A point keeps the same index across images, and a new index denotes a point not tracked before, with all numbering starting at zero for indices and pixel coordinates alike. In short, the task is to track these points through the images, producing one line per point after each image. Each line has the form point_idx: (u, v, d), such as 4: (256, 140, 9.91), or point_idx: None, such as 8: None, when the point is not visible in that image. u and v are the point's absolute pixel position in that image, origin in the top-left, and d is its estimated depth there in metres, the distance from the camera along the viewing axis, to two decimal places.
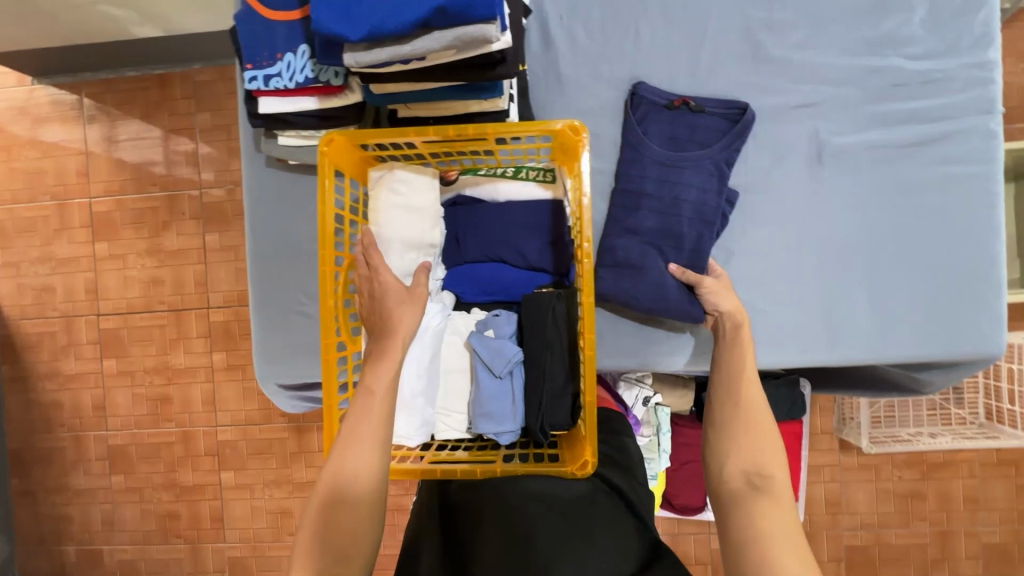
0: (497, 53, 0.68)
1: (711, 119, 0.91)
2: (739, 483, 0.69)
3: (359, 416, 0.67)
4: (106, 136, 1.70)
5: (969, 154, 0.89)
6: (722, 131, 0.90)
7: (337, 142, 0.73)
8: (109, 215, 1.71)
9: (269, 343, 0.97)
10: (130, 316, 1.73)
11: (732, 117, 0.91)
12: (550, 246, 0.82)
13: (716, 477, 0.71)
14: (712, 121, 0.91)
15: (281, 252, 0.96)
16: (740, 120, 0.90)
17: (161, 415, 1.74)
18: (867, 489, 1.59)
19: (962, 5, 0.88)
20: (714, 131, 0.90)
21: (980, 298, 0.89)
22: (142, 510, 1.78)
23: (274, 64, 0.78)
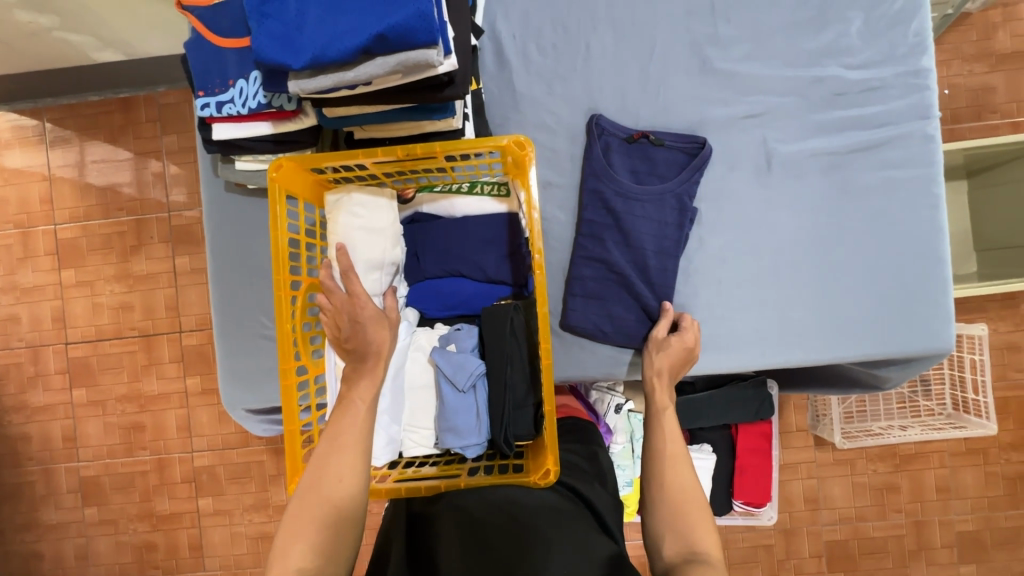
0: (444, 75, 0.69)
1: (671, 152, 0.93)
2: (677, 561, 0.67)
3: (343, 418, 0.69)
4: (69, 162, 1.68)
5: (911, 158, 0.92)
6: (681, 165, 0.93)
7: (287, 166, 0.73)
8: (74, 241, 1.69)
9: (234, 367, 0.96)
10: (99, 343, 1.70)
11: (690, 151, 0.93)
12: (507, 258, 0.83)
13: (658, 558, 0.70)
14: (671, 154, 0.93)
15: (243, 276, 0.96)
16: (697, 154, 0.92)
17: (134, 443, 1.71)
18: (843, 483, 1.62)
19: (895, 15, 0.91)
20: (673, 164, 0.93)
21: (927, 295, 0.92)
22: (117, 542, 1.73)
23: (226, 91, 0.79)
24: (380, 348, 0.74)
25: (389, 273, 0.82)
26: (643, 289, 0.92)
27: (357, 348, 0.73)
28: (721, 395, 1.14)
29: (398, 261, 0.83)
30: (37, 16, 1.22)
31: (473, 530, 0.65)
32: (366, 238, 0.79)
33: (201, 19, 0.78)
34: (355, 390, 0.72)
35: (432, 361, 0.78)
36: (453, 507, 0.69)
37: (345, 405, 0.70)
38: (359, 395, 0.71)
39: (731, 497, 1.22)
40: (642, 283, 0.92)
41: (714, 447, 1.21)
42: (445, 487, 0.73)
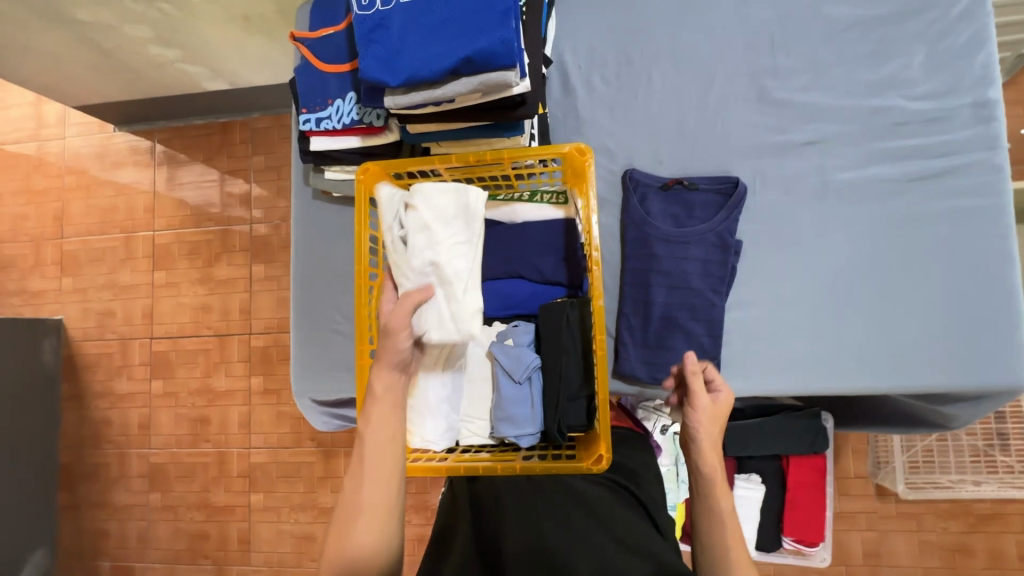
0: (517, 96, 0.77)
1: (706, 195, 0.97)
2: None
3: (374, 406, 0.70)
4: (172, 177, 1.90)
5: (977, 188, 0.91)
6: (717, 205, 0.96)
7: (373, 171, 0.83)
8: (168, 246, 1.88)
9: (306, 358, 1.05)
10: (179, 339, 1.86)
11: (725, 191, 0.96)
12: (563, 262, 0.88)
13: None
14: (706, 196, 0.96)
15: (321, 274, 1.06)
16: (732, 193, 0.95)
17: (200, 435, 1.84)
18: (907, 540, 1.51)
19: (960, 49, 0.93)
20: (710, 206, 0.96)
21: (997, 328, 0.89)
22: (175, 528, 1.84)
23: (325, 108, 0.90)
24: (398, 330, 0.71)
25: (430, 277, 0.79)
26: (690, 325, 0.93)
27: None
28: (772, 422, 1.12)
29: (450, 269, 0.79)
30: (166, 50, 1.43)
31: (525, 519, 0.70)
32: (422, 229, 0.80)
33: (310, 48, 0.91)
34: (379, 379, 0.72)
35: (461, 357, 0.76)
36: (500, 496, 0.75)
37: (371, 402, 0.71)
38: (378, 381, 0.71)
39: (781, 533, 1.17)
40: (691, 323, 0.93)
41: (763, 478, 1.18)
42: (501, 468, 0.76)
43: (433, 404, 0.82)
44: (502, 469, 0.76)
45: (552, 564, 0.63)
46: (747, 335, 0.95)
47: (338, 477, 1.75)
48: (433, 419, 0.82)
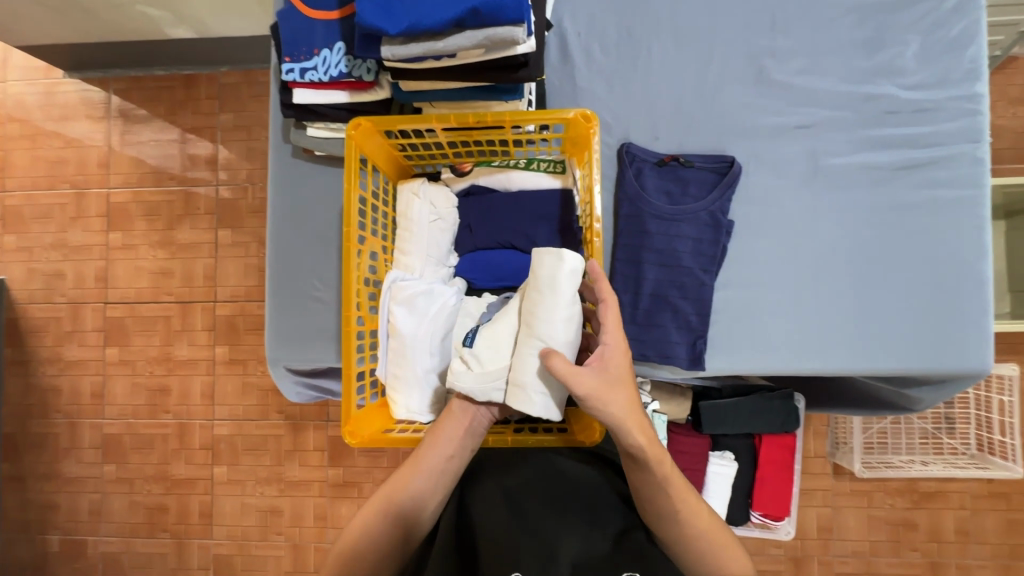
0: (521, 57, 0.73)
1: (701, 173, 0.96)
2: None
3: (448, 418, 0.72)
4: (130, 131, 1.76)
5: (959, 179, 0.94)
6: (711, 183, 0.95)
7: (363, 127, 0.78)
8: (125, 206, 1.76)
9: (281, 325, 1.00)
10: (137, 305, 1.75)
11: (720, 170, 0.96)
12: (558, 233, 0.86)
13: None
14: (701, 174, 0.96)
15: (300, 238, 1.00)
16: (727, 173, 0.95)
17: (158, 406, 1.75)
18: (858, 515, 1.60)
19: (953, 41, 0.94)
20: (704, 184, 0.95)
21: (968, 316, 0.92)
22: (131, 501, 1.77)
23: (311, 58, 0.84)
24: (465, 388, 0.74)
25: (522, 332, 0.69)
26: (678, 304, 0.93)
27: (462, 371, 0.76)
28: (747, 403, 1.14)
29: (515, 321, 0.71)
30: None
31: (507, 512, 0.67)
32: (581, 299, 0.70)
33: None
34: (449, 422, 0.72)
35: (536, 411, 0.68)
36: (486, 478, 0.73)
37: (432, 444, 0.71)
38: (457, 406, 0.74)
39: (749, 508, 1.22)
40: (680, 301, 0.93)
41: (735, 455, 1.21)
42: (493, 440, 0.79)
43: (424, 379, 0.80)
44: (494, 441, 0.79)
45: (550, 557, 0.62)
46: (734, 315, 0.96)
47: (307, 450, 1.71)
48: (420, 390, 0.80)
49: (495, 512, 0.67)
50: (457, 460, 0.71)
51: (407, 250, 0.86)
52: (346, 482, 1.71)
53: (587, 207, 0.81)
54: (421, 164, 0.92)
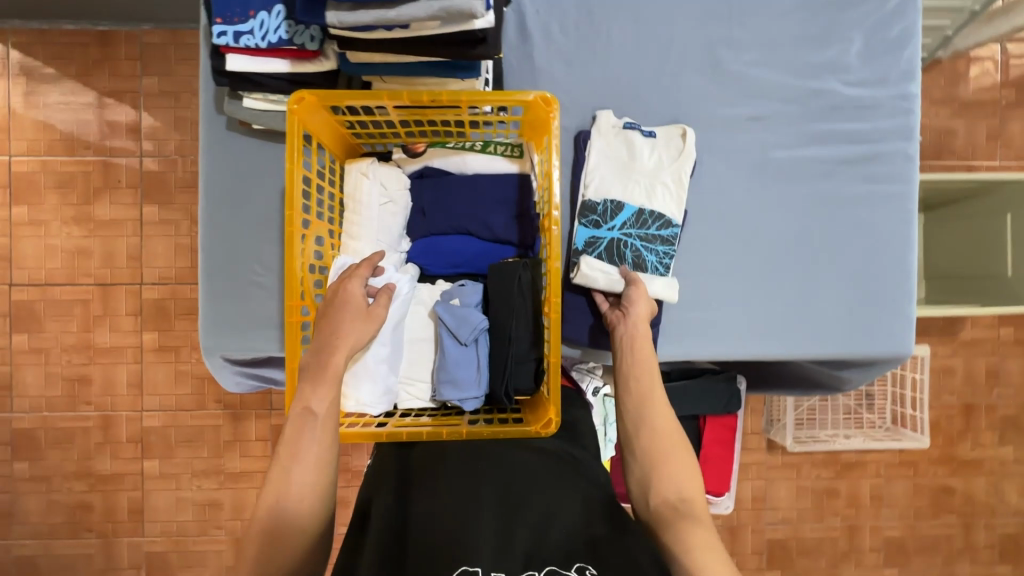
0: (479, 32, 0.70)
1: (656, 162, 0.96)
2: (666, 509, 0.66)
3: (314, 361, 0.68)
4: (34, 92, 1.56)
5: (892, 175, 0.99)
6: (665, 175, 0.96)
7: (308, 102, 0.72)
8: (31, 176, 1.57)
9: (217, 311, 0.93)
10: (49, 287, 1.58)
11: None
12: (515, 220, 0.84)
13: (641, 501, 0.69)
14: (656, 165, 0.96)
15: (239, 219, 0.93)
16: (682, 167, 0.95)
17: (78, 397, 1.60)
18: (788, 486, 1.71)
19: (892, 42, 0.99)
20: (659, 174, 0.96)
21: (894, 303, 0.99)
22: (48, 501, 1.62)
23: (246, 21, 0.77)
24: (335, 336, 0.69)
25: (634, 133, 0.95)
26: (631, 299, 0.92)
27: (320, 340, 0.69)
28: (694, 386, 1.19)
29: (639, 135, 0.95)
30: None
31: (453, 505, 0.64)
32: (653, 265, 0.93)
33: None
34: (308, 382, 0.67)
35: (584, 197, 0.95)
36: (429, 479, 0.69)
37: (295, 418, 0.65)
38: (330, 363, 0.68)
39: None
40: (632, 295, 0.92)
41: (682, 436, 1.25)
42: (446, 433, 0.75)
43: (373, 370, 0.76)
44: (448, 434, 0.75)
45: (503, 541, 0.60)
46: (684, 301, 0.98)
47: (249, 440, 1.63)
48: (371, 382, 0.76)
49: (440, 506, 0.64)
50: (331, 422, 0.66)
51: (355, 234, 0.82)
52: None
53: (546, 194, 0.80)
54: (371, 143, 0.88)
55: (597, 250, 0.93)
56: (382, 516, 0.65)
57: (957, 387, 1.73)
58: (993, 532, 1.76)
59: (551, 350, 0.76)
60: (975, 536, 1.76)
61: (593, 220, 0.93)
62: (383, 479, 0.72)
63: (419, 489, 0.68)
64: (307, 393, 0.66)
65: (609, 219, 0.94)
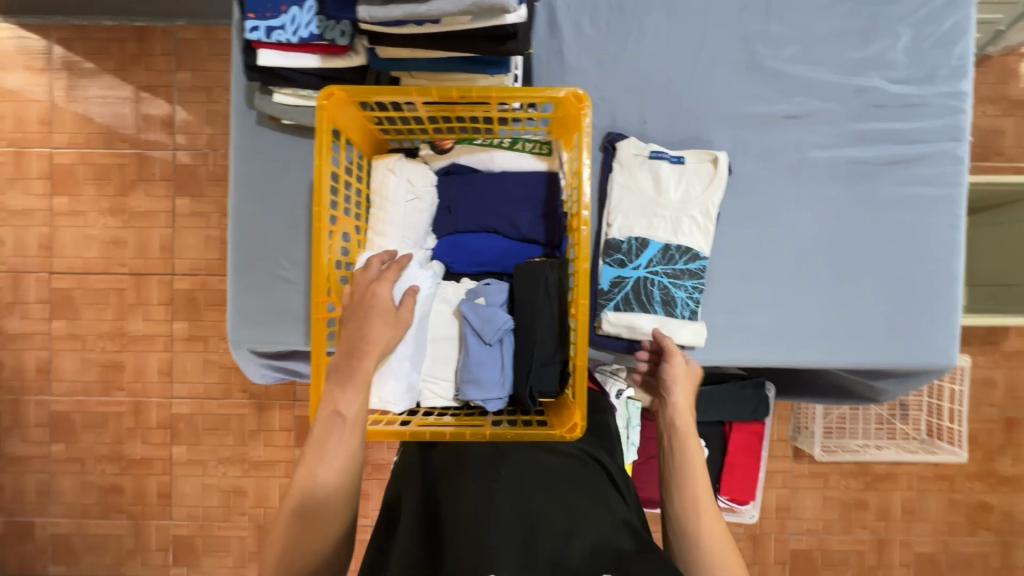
0: (510, 27, 0.69)
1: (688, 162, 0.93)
2: None
3: (345, 364, 0.68)
4: (74, 86, 1.61)
5: (938, 177, 0.95)
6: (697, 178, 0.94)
7: (337, 97, 0.71)
8: (71, 167, 1.62)
9: (245, 305, 0.94)
10: (86, 276, 1.63)
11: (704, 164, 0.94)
12: (542, 218, 0.83)
13: None
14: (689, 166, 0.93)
15: (267, 214, 0.94)
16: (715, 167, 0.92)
17: (111, 382, 1.66)
18: (815, 496, 1.66)
19: (942, 37, 0.94)
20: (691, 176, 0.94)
21: (938, 313, 0.95)
22: (82, 481, 1.68)
23: (278, 16, 0.77)
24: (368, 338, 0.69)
25: (661, 163, 0.92)
26: (655, 311, 0.91)
27: (349, 342, 0.69)
28: (721, 391, 1.16)
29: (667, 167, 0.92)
30: None
31: (478, 502, 0.64)
32: (682, 301, 0.91)
33: None
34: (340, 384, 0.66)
35: (607, 236, 0.93)
36: (454, 480, 0.69)
37: (322, 420, 0.65)
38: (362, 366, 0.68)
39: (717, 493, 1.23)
40: (655, 306, 0.91)
41: (707, 441, 1.22)
42: (469, 434, 0.73)
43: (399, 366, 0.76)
44: (471, 435, 0.73)
45: (529, 544, 0.60)
46: (714, 304, 0.95)
47: (272, 430, 1.66)
48: (395, 379, 0.76)
49: (464, 502, 0.65)
50: (357, 425, 0.66)
51: (382, 231, 0.82)
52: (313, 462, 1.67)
53: (575, 193, 0.78)
54: (398, 139, 0.87)
55: (623, 289, 0.92)
56: (410, 516, 0.67)
57: (998, 400, 1.65)
58: None
59: (576, 353, 0.75)
60: (1013, 555, 1.68)
61: (616, 260, 0.92)
62: (410, 479, 0.74)
63: (444, 490, 0.68)
64: (337, 396, 0.66)
65: (632, 260, 0.92)
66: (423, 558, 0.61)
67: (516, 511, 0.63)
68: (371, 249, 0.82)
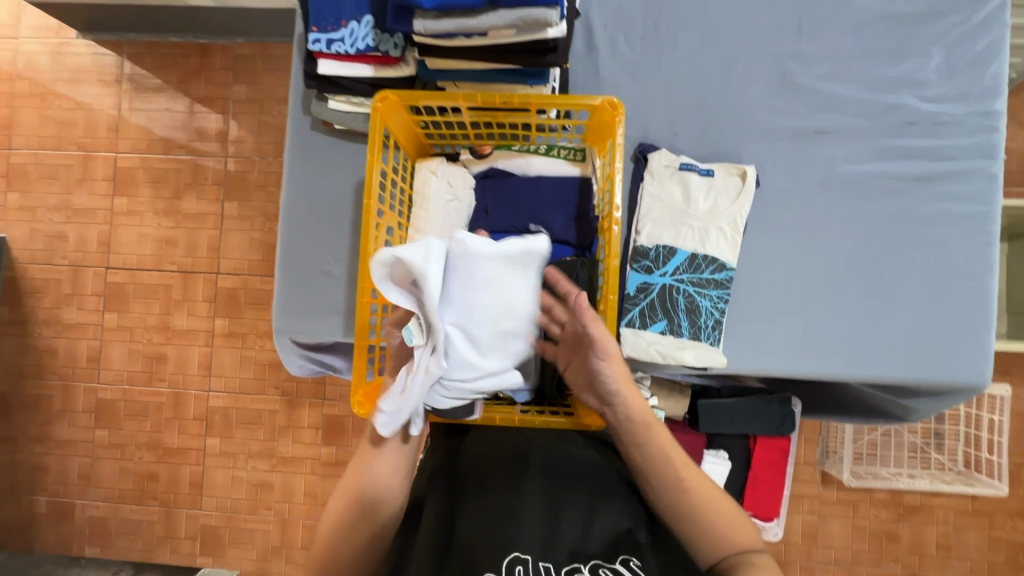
0: (551, 41, 0.74)
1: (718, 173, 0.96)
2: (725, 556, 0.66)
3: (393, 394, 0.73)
4: (141, 97, 1.74)
5: (972, 195, 0.95)
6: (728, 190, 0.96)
7: (389, 100, 0.78)
8: (132, 171, 1.75)
9: (290, 296, 1.00)
10: (138, 272, 1.74)
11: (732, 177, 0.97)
12: (575, 221, 0.87)
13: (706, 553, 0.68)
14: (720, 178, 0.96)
15: (315, 212, 1.00)
16: (744, 180, 0.95)
17: (155, 373, 1.75)
18: (843, 524, 1.61)
19: (975, 57, 0.95)
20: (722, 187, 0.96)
21: (971, 328, 0.94)
22: (121, 467, 1.77)
23: (338, 30, 0.85)
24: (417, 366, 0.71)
25: (691, 174, 0.96)
26: (681, 320, 0.93)
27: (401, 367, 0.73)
28: (745, 404, 1.15)
29: (697, 176, 0.95)
30: None
31: (502, 501, 0.71)
32: (706, 310, 0.93)
33: None
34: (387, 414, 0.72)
35: (635, 243, 0.96)
36: (480, 472, 0.75)
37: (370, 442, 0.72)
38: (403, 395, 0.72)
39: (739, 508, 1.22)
40: (680, 314, 0.93)
41: (729, 454, 1.20)
42: (500, 420, 0.78)
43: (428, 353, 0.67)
44: (501, 421, 0.78)
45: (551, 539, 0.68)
46: (741, 311, 0.97)
47: (301, 427, 1.71)
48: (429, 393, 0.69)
49: (487, 503, 0.71)
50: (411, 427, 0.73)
51: (422, 228, 0.87)
52: (337, 461, 1.71)
53: (607, 196, 0.82)
54: (441, 144, 0.93)
55: (650, 296, 0.94)
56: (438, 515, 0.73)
57: None
58: None
59: None
60: None
61: (643, 267, 0.94)
62: (433, 472, 0.78)
63: (471, 483, 0.74)
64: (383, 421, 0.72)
65: (660, 267, 0.94)
66: (453, 549, 0.69)
67: (536, 508, 0.71)
68: (413, 246, 0.87)
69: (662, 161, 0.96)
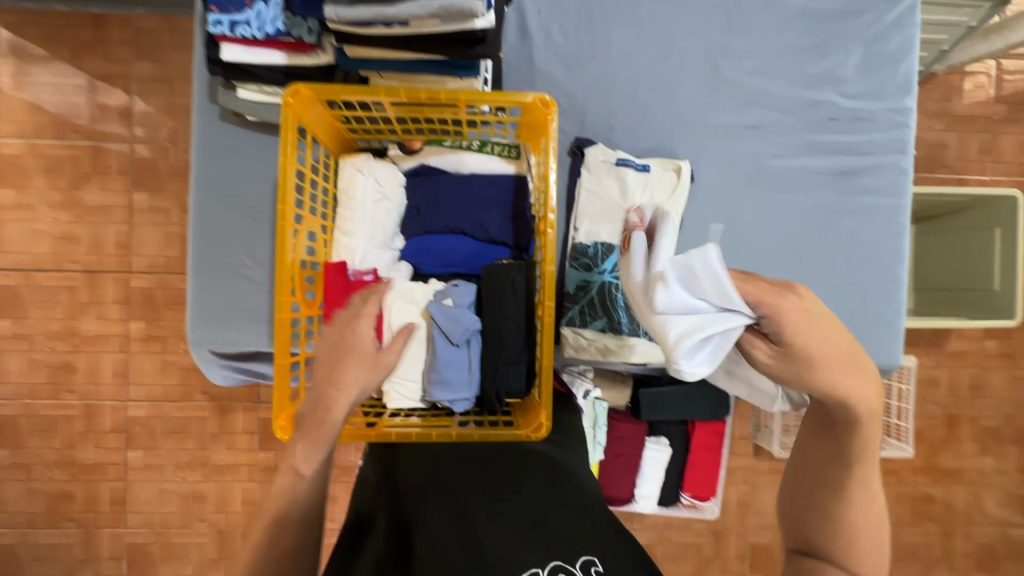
0: (479, 32, 0.69)
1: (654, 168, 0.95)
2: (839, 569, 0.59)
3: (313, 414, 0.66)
4: (24, 73, 1.52)
5: (886, 188, 1.00)
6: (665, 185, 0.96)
7: (303, 95, 0.71)
8: (18, 159, 1.53)
9: (205, 304, 0.91)
10: (34, 273, 1.55)
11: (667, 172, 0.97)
12: (511, 221, 0.84)
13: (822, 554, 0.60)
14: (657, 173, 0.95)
15: (229, 211, 0.92)
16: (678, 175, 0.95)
17: (61, 385, 1.58)
18: (773, 491, 1.72)
19: (889, 56, 0.99)
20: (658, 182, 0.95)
21: (885, 315, 1.00)
22: (28, 489, 1.60)
23: (242, 10, 0.75)
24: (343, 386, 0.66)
25: (628, 169, 0.94)
26: (619, 316, 0.92)
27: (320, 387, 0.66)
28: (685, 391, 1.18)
29: (634, 172, 0.94)
30: None
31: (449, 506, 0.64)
32: None
33: None
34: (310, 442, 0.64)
35: (574, 240, 0.95)
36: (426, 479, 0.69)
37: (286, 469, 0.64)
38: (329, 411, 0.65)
39: (679, 489, 1.27)
40: (619, 311, 0.92)
41: (670, 440, 1.24)
42: (435, 436, 0.77)
43: (428, 364, 0.80)
44: (437, 436, 0.77)
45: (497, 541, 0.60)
46: None
47: (235, 433, 1.61)
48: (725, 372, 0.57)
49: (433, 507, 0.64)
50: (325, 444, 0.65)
51: (348, 230, 0.82)
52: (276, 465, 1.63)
53: (542, 196, 0.79)
54: (367, 138, 0.88)
55: (590, 293, 0.93)
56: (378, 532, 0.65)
57: (940, 398, 1.75)
58: (972, 540, 1.78)
59: (541, 352, 0.78)
60: (953, 544, 1.78)
61: (580, 265, 0.94)
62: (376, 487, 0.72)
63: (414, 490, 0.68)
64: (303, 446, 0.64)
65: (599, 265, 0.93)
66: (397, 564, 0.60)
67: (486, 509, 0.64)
68: (339, 253, 0.82)
69: (598, 157, 0.95)
